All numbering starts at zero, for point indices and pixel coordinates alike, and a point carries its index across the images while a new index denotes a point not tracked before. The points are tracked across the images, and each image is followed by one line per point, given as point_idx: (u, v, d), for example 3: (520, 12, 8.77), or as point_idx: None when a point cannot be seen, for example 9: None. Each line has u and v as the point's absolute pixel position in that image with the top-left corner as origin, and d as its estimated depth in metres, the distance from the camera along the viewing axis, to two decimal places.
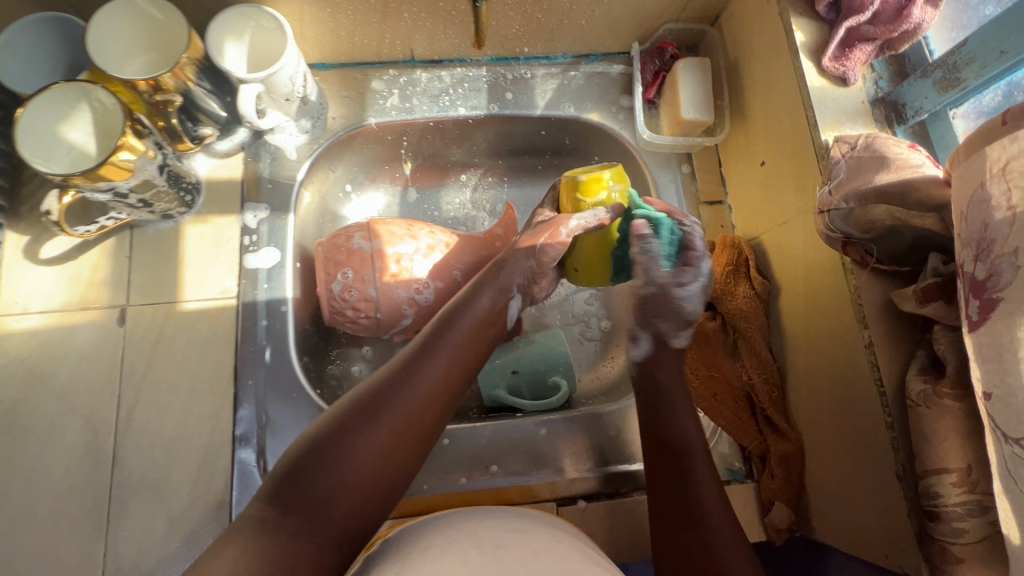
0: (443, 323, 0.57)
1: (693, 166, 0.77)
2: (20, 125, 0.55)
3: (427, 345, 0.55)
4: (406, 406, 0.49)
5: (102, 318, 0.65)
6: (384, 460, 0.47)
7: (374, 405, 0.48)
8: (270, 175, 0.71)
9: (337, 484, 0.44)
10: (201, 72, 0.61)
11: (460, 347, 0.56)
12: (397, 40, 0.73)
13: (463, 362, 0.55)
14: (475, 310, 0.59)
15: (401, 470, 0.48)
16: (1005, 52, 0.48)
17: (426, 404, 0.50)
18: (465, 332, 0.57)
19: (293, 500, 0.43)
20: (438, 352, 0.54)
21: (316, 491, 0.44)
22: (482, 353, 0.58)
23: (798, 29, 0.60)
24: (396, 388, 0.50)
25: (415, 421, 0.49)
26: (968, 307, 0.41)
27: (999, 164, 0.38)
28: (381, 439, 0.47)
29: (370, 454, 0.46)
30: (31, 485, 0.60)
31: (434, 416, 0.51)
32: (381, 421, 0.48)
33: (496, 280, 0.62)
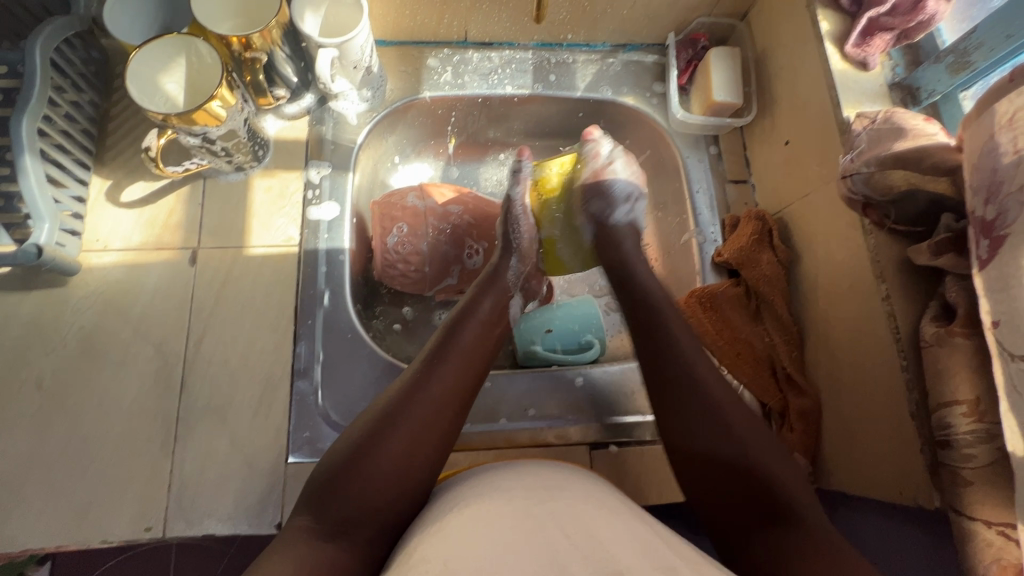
0: (449, 330, 0.59)
1: (720, 148, 0.84)
2: (131, 70, 0.62)
3: (435, 351, 0.57)
4: (421, 413, 0.51)
5: (175, 258, 0.70)
6: (406, 464, 0.49)
7: (392, 414, 0.51)
8: (332, 138, 0.77)
9: (368, 494, 0.46)
10: (284, 36, 0.68)
11: (468, 347, 0.58)
12: (455, 21, 0.79)
13: (470, 362, 0.57)
14: (477, 313, 0.62)
15: (425, 468, 0.50)
16: (1011, 36, 0.55)
17: (440, 407, 0.52)
18: (471, 336, 0.59)
19: (332, 513, 0.45)
20: (447, 357, 0.56)
21: (348, 504, 0.46)
22: (490, 355, 0.60)
23: (824, 19, 0.68)
24: (410, 398, 0.52)
25: (432, 424, 0.51)
26: (978, 248, 0.47)
27: (1007, 116, 0.44)
28: (402, 444, 0.49)
29: (393, 460, 0.48)
30: (106, 404, 0.64)
31: (448, 416, 0.53)
32: (399, 429, 0.50)
33: (494, 287, 0.66)
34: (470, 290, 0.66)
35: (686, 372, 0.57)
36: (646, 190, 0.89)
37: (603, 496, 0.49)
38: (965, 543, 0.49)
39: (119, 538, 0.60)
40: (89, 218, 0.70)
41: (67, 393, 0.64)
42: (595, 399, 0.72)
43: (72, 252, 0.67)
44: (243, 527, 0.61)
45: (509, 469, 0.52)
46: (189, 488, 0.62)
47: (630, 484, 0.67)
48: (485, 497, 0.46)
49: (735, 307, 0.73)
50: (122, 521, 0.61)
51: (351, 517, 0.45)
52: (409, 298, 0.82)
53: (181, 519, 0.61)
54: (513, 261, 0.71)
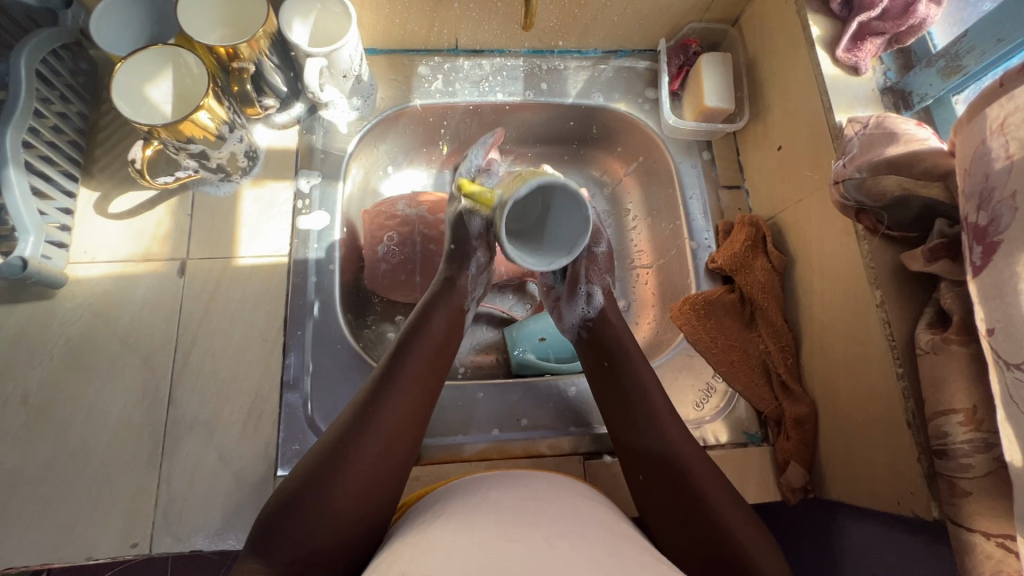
0: (396, 354, 0.56)
1: (713, 154, 0.83)
2: (117, 80, 0.61)
3: (381, 378, 0.54)
4: (373, 447, 0.49)
5: (163, 270, 0.69)
6: (367, 495, 0.48)
7: (340, 447, 0.49)
8: (322, 147, 0.77)
9: (319, 530, 0.45)
10: (273, 46, 0.67)
11: (418, 373, 0.55)
12: (445, 29, 0.79)
13: (418, 385, 0.55)
14: (427, 335, 0.59)
15: (378, 499, 0.49)
16: (1001, 40, 0.54)
17: (392, 438, 0.51)
18: (420, 361, 0.56)
19: (280, 550, 0.45)
20: (394, 386, 0.53)
21: (305, 546, 0.45)
22: (440, 376, 0.58)
23: (815, 25, 0.67)
24: (358, 434, 0.50)
25: (381, 456, 0.50)
26: (972, 254, 0.46)
27: (998, 121, 0.44)
28: (354, 481, 0.48)
29: (352, 493, 0.47)
30: (90, 418, 0.63)
31: (397, 447, 0.51)
32: (353, 462, 0.48)
33: (446, 302, 0.62)
34: (415, 310, 0.62)
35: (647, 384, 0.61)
36: (640, 196, 0.89)
37: (595, 508, 0.48)
38: (964, 555, 0.48)
39: (104, 555, 0.59)
40: (77, 229, 0.70)
41: (54, 406, 0.63)
42: (592, 407, 0.71)
43: (58, 264, 0.66)
44: (230, 542, 0.60)
45: (496, 481, 0.52)
46: (176, 502, 0.61)
47: (625, 495, 0.66)
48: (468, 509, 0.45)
49: (730, 313, 0.72)
50: (107, 536, 0.60)
51: (301, 559, 0.44)
52: (401, 308, 0.82)
53: (167, 535, 0.60)
54: (476, 264, 0.66)
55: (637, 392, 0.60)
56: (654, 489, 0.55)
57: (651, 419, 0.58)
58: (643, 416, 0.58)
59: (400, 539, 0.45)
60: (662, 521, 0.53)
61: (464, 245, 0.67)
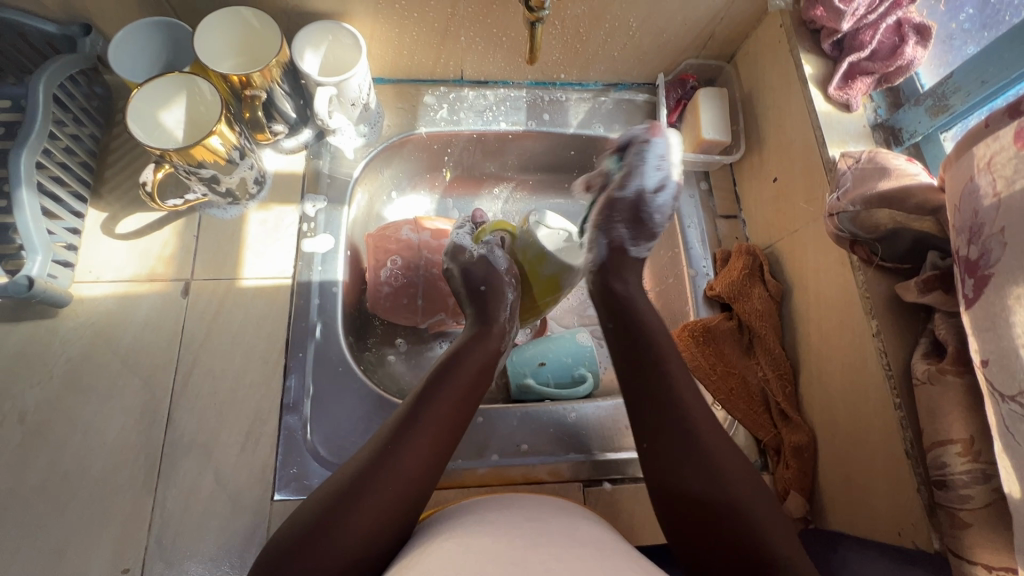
0: (427, 387, 0.56)
1: (710, 185, 0.85)
2: (133, 107, 0.63)
3: (409, 412, 0.54)
4: (394, 485, 0.49)
5: (167, 290, 0.70)
6: (382, 529, 0.47)
7: (361, 481, 0.49)
8: (328, 172, 0.79)
9: (327, 561, 0.45)
10: (285, 75, 0.69)
11: (448, 408, 0.55)
12: (451, 61, 0.82)
13: (447, 422, 0.54)
14: (458, 369, 0.59)
15: (395, 533, 0.48)
16: (986, 82, 0.57)
17: (415, 477, 0.50)
18: (452, 396, 0.56)
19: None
20: (424, 420, 0.53)
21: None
22: (469, 415, 0.58)
23: (807, 63, 0.70)
24: (383, 467, 0.50)
25: (405, 490, 0.49)
26: (964, 287, 0.47)
27: (984, 160, 0.45)
28: (373, 514, 0.47)
29: (365, 529, 0.47)
30: (86, 439, 0.63)
31: (421, 481, 0.51)
32: (374, 495, 0.48)
33: (481, 342, 0.63)
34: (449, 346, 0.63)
35: (689, 400, 0.55)
36: None
37: (596, 537, 0.48)
38: None
39: None
40: (83, 248, 0.70)
41: (51, 427, 0.63)
42: (591, 434, 0.71)
43: (63, 283, 0.67)
44: (223, 568, 0.59)
45: (495, 506, 0.51)
46: (171, 526, 0.60)
47: (624, 524, 0.66)
48: (469, 533, 0.45)
49: (730, 340, 0.73)
50: (98, 561, 0.59)
51: None
52: (402, 331, 0.83)
53: (160, 560, 0.59)
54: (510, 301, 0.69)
55: (674, 403, 0.55)
56: (672, 507, 0.51)
57: (690, 435, 0.53)
58: (681, 425, 0.53)
59: (398, 562, 0.44)
60: (681, 540, 0.50)
61: (495, 288, 0.69)
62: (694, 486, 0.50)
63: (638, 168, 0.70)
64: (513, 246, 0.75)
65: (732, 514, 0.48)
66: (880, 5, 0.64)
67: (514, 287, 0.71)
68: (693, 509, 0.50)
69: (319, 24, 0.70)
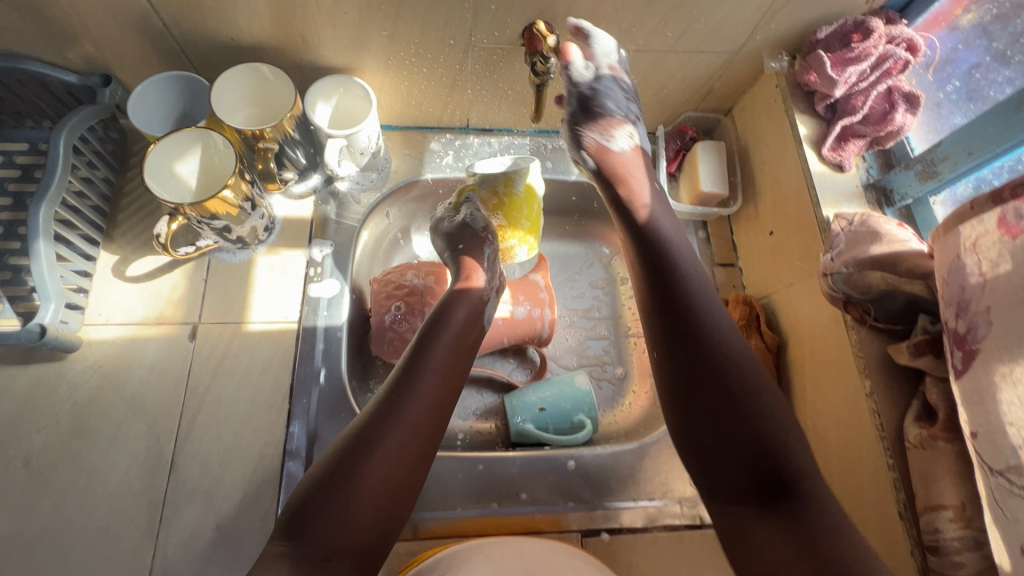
0: (423, 346, 0.62)
1: (708, 233, 0.87)
2: (150, 161, 0.65)
3: (405, 372, 0.59)
4: (403, 437, 0.54)
5: (174, 333, 0.71)
6: (391, 481, 0.53)
7: (366, 438, 0.53)
8: (336, 217, 0.81)
9: (344, 521, 0.49)
10: (297, 125, 0.71)
11: (442, 365, 0.61)
12: (458, 111, 0.84)
13: (443, 381, 0.60)
14: (452, 325, 0.65)
15: (400, 487, 0.53)
16: (973, 153, 0.59)
17: (419, 427, 0.56)
18: (445, 354, 0.62)
19: (305, 537, 0.47)
20: (422, 376, 0.59)
21: (338, 533, 0.48)
22: (463, 367, 0.64)
23: (802, 124, 0.72)
24: (389, 422, 0.54)
25: (407, 443, 0.55)
26: (953, 358, 0.49)
27: (970, 240, 0.48)
28: (381, 467, 0.52)
29: (380, 480, 0.52)
30: (91, 482, 0.64)
31: (423, 434, 0.56)
32: (380, 450, 0.53)
33: (470, 296, 0.69)
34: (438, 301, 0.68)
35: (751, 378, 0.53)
36: None
37: None
38: None
39: None
40: (94, 291, 0.72)
41: (56, 471, 0.64)
42: (589, 482, 0.72)
43: (73, 327, 0.68)
44: None
45: None
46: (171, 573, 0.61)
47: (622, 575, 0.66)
48: None
49: None
50: None
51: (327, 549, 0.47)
52: None
53: None
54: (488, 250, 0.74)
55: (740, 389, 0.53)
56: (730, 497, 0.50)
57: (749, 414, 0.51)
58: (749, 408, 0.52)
59: None
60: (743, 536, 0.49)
61: (475, 242, 0.74)
62: (745, 461, 0.50)
63: (616, 85, 0.69)
64: (482, 197, 0.76)
65: (790, 487, 0.47)
66: (872, 73, 0.67)
67: (495, 241, 0.75)
68: (751, 481, 0.49)
69: (331, 77, 0.72)
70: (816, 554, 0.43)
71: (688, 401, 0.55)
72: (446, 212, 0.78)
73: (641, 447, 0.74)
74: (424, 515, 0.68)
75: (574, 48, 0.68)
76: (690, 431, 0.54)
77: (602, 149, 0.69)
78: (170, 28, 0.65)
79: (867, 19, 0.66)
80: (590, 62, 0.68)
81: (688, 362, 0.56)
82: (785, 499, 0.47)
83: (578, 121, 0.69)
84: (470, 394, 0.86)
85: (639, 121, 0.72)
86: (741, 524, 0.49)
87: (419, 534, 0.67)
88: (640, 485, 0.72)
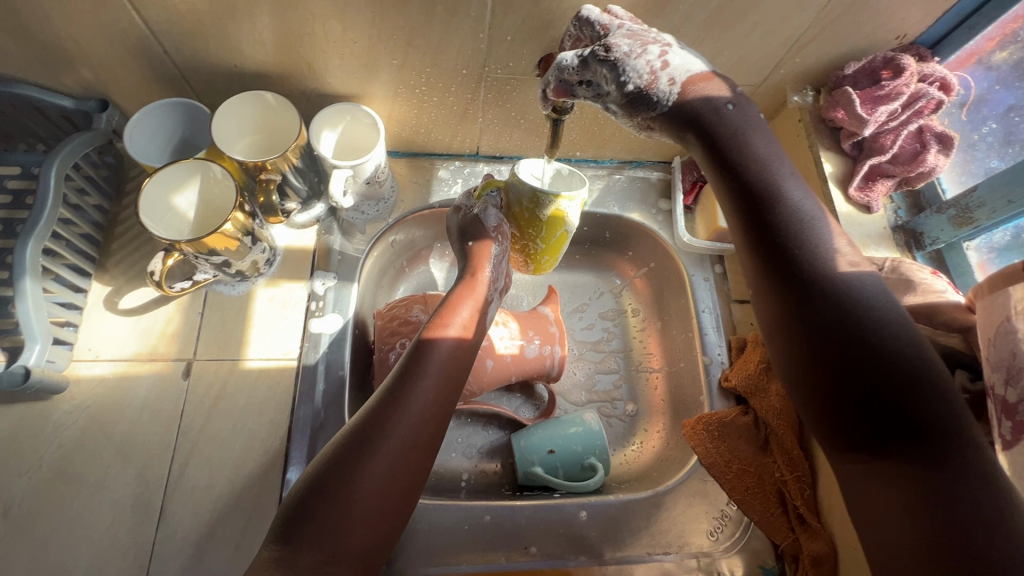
0: (426, 337, 0.58)
1: (725, 268, 0.84)
2: (145, 194, 0.61)
3: (409, 366, 0.55)
4: (404, 435, 0.51)
5: (167, 370, 0.68)
6: (393, 482, 0.49)
7: (364, 436, 0.49)
8: (339, 248, 0.77)
9: (347, 522, 0.46)
10: (301, 155, 0.68)
11: (444, 355, 0.57)
12: (468, 138, 0.81)
13: (447, 371, 0.56)
14: (456, 320, 0.60)
15: (405, 485, 0.50)
16: (1012, 202, 0.56)
17: (421, 426, 0.52)
18: (449, 347, 0.58)
19: (307, 547, 0.44)
20: (424, 370, 0.55)
21: (337, 539, 0.45)
22: (466, 362, 0.59)
23: (826, 161, 0.70)
24: (388, 421, 0.51)
25: (412, 440, 0.51)
26: (1000, 427, 0.45)
27: (1022, 303, 0.44)
28: (383, 465, 0.49)
29: (379, 484, 0.48)
30: (74, 533, 0.60)
31: (428, 429, 0.53)
32: (381, 450, 0.49)
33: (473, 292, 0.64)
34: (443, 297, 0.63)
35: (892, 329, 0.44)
36: (651, 301, 0.90)
37: None
38: None
39: None
40: (84, 326, 0.68)
41: (37, 519, 0.60)
42: (603, 534, 0.68)
43: (60, 366, 0.65)
44: None
45: None
46: None
47: None
48: None
49: (745, 437, 0.71)
50: None
51: (333, 552, 0.45)
52: None
53: None
54: (499, 247, 0.67)
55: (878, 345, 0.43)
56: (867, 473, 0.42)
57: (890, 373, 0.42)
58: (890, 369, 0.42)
59: None
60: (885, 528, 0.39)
61: (484, 244, 0.67)
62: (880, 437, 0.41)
63: (633, 49, 0.51)
64: (504, 198, 0.67)
65: (937, 436, 0.39)
66: (903, 112, 0.64)
67: (506, 241, 0.69)
68: (879, 433, 0.41)
69: (335, 104, 0.70)
70: (937, 524, 0.37)
71: (795, 348, 0.48)
72: (465, 201, 0.71)
73: (656, 496, 0.71)
74: (426, 570, 0.64)
75: (556, 87, 0.53)
76: (802, 384, 0.47)
77: (679, 91, 0.54)
78: (170, 55, 0.62)
79: (897, 55, 0.63)
80: (609, 67, 0.50)
81: (805, 300, 0.47)
82: (928, 452, 0.39)
83: (650, 108, 0.54)
84: (475, 433, 0.82)
85: (657, 34, 0.54)
86: (859, 484, 0.42)
87: None
88: (655, 538, 0.68)
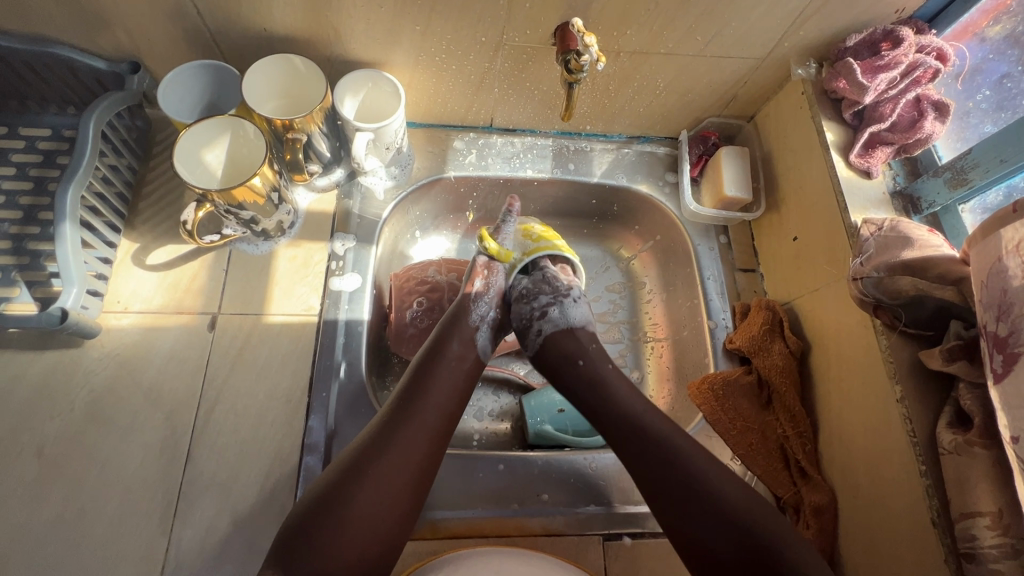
0: (420, 373, 0.61)
1: (729, 238, 0.87)
2: (179, 147, 0.65)
3: (399, 408, 0.58)
4: (395, 465, 0.53)
5: (193, 323, 0.70)
6: (384, 505, 0.52)
7: (356, 466, 0.53)
8: (358, 212, 0.80)
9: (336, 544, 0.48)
10: (325, 118, 0.71)
11: (437, 392, 0.60)
12: (482, 110, 0.84)
13: (439, 408, 0.59)
14: (446, 354, 0.64)
15: (395, 511, 0.52)
16: (1004, 161, 0.59)
17: (411, 457, 0.55)
18: (443, 382, 0.61)
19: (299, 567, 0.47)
20: (415, 405, 0.58)
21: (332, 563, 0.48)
22: (461, 398, 0.62)
23: (828, 130, 0.73)
24: (381, 452, 0.54)
25: (399, 470, 0.53)
26: (992, 361, 0.48)
27: (1012, 243, 0.48)
28: (371, 492, 0.51)
29: (367, 515, 0.51)
30: (104, 473, 0.62)
31: (418, 459, 0.55)
32: (371, 476, 0.52)
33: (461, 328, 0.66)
34: (436, 331, 0.67)
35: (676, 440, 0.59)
36: (657, 272, 0.93)
37: None
38: None
39: None
40: (113, 279, 0.71)
41: (69, 459, 0.62)
42: (613, 485, 0.71)
43: (93, 314, 0.67)
44: None
45: None
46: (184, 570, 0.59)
47: None
48: None
49: (748, 396, 0.73)
50: None
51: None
52: None
53: None
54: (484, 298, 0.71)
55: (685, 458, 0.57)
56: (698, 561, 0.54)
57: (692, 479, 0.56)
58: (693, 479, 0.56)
59: None
60: None
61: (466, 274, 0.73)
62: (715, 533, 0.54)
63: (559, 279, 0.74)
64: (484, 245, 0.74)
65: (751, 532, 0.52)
66: (902, 81, 0.68)
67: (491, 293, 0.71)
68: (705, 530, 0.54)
69: (360, 71, 0.73)
70: None
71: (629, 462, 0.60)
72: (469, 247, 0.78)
73: None
74: (442, 515, 0.66)
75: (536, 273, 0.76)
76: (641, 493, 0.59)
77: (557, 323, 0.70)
78: (204, 19, 0.65)
79: (896, 27, 0.67)
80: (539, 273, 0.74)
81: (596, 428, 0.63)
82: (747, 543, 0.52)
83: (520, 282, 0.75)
84: (486, 395, 0.85)
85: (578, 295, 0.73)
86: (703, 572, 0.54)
87: (439, 533, 0.66)
88: None
